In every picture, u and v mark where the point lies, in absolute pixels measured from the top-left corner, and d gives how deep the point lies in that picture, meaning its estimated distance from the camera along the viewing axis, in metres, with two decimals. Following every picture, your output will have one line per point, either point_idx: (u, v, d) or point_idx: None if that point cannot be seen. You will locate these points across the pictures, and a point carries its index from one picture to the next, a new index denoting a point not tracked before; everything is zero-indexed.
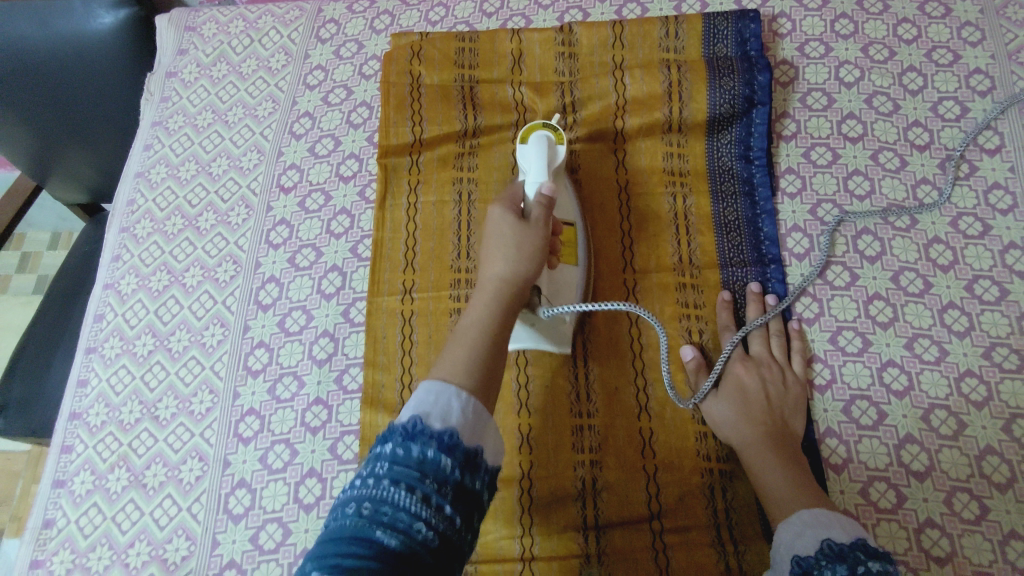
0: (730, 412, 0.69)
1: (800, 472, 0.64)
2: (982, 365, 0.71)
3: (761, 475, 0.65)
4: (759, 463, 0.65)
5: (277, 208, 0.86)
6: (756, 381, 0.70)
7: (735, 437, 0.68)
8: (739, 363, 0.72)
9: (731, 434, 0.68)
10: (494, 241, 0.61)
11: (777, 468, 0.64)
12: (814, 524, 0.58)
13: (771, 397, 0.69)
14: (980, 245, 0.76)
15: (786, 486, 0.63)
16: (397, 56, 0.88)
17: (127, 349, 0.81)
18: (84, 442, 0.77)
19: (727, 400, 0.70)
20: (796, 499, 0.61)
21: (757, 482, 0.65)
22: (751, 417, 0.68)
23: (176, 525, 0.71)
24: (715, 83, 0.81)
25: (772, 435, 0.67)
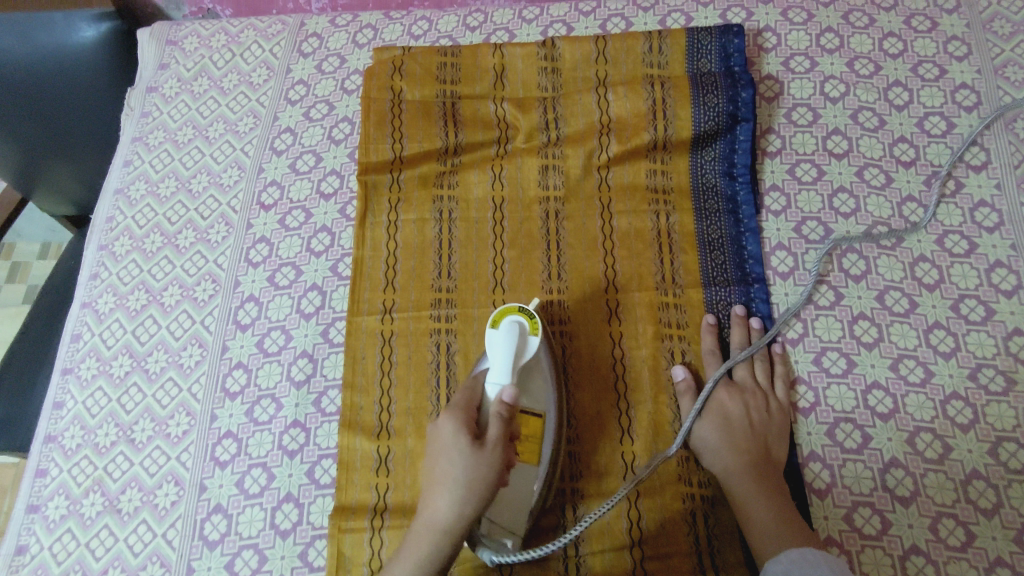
0: (713, 441, 0.68)
1: (785, 503, 0.63)
2: (968, 387, 0.70)
3: (745, 507, 0.64)
4: (744, 494, 0.64)
5: (257, 225, 0.85)
6: (740, 409, 0.69)
7: (719, 467, 0.67)
8: (723, 389, 0.71)
9: (715, 462, 0.67)
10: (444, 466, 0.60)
11: (762, 500, 0.63)
12: (800, 565, 0.57)
13: (756, 425, 0.68)
14: (966, 264, 0.75)
15: (771, 519, 0.62)
16: (379, 72, 0.87)
17: (104, 371, 0.80)
18: (59, 466, 0.76)
19: (710, 428, 0.69)
20: (781, 534, 0.61)
21: (741, 513, 0.64)
22: (735, 446, 0.67)
23: (151, 551, 0.70)
24: (699, 101, 0.80)
25: (756, 465, 0.66)
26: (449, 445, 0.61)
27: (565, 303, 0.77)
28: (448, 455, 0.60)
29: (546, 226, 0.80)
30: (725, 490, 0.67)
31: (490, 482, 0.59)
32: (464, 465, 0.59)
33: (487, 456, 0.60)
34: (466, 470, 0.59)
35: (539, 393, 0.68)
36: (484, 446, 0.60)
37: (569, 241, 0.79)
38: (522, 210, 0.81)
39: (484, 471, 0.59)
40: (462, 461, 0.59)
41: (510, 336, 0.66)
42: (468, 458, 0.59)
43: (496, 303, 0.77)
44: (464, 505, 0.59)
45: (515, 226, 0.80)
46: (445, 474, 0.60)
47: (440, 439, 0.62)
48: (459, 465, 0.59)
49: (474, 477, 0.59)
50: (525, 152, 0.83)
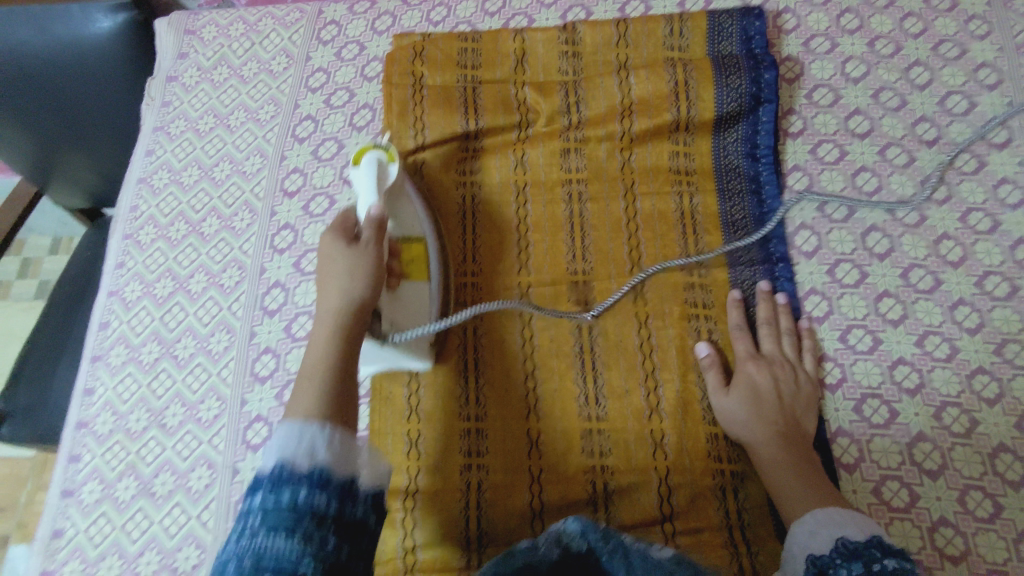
0: (743, 410, 0.68)
1: (814, 471, 0.64)
2: (994, 361, 0.70)
3: (773, 474, 0.65)
4: (774, 464, 0.65)
5: (281, 212, 0.86)
6: (768, 380, 0.70)
7: (748, 436, 0.67)
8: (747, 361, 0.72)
9: (743, 432, 0.68)
10: (328, 265, 0.63)
11: (791, 469, 0.64)
12: (830, 528, 0.58)
13: (784, 396, 0.69)
14: (990, 241, 0.75)
15: (800, 485, 0.63)
16: (400, 57, 0.87)
17: (133, 358, 0.81)
18: (92, 452, 0.76)
19: (739, 397, 0.69)
20: (810, 498, 0.62)
21: (770, 481, 0.65)
22: (763, 417, 0.68)
23: (186, 533, 0.71)
24: (722, 81, 0.80)
25: (785, 435, 0.67)
26: (330, 252, 0.64)
27: (591, 285, 0.77)
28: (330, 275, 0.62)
29: (570, 209, 0.81)
30: (754, 463, 0.68)
31: (369, 268, 0.63)
32: (346, 257, 0.63)
33: (364, 248, 0.64)
34: (347, 259, 0.63)
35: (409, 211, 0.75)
36: (362, 240, 0.64)
37: (593, 223, 0.80)
38: (545, 193, 0.82)
39: (366, 261, 0.63)
40: (341, 256, 0.63)
41: (371, 167, 0.72)
42: (346, 250, 0.63)
43: (521, 286, 0.78)
44: (354, 290, 0.61)
45: (538, 210, 0.81)
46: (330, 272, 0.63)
47: (321, 253, 0.64)
48: (342, 260, 0.63)
49: (354, 265, 0.62)
50: (547, 136, 0.83)
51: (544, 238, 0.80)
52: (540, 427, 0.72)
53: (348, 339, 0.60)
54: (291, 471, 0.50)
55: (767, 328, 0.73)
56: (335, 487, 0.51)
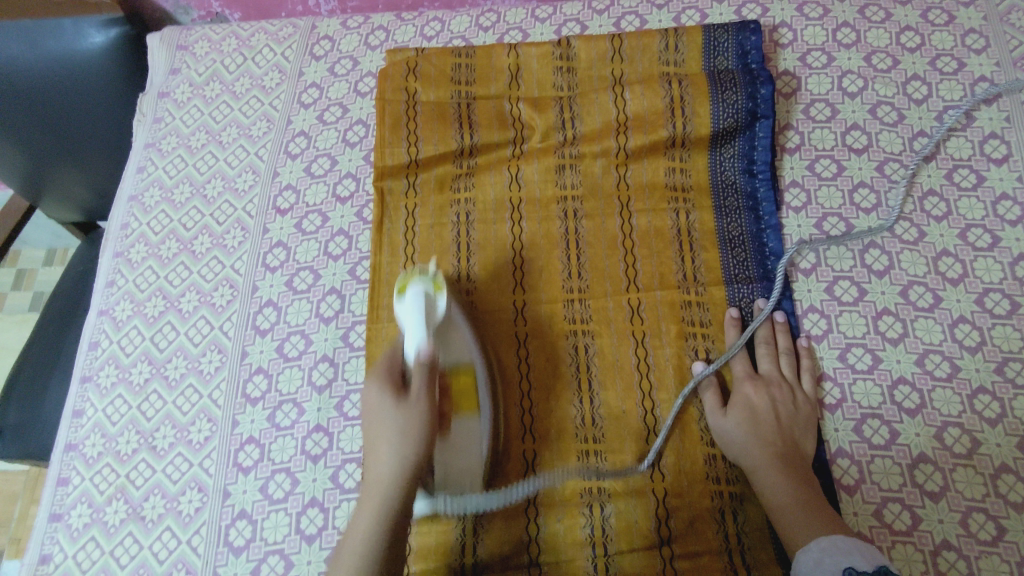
0: (741, 432, 0.67)
1: (814, 494, 0.63)
2: (995, 381, 0.69)
3: (773, 498, 0.64)
4: (774, 487, 0.64)
5: (274, 230, 0.85)
6: (766, 401, 0.69)
7: (748, 460, 0.66)
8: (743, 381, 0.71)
9: (742, 455, 0.67)
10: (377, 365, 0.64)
11: (792, 492, 0.63)
12: (832, 555, 0.57)
13: (783, 418, 0.68)
14: (990, 257, 0.75)
15: (801, 510, 0.62)
16: (393, 73, 0.87)
17: (123, 378, 0.79)
18: (80, 475, 0.75)
19: (737, 419, 0.68)
20: (811, 523, 0.60)
21: (770, 505, 0.64)
22: (762, 438, 0.67)
23: (176, 559, 0.70)
24: (718, 97, 0.79)
25: (786, 458, 0.66)
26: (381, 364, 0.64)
27: (587, 303, 0.76)
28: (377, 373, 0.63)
29: (565, 226, 0.80)
30: (753, 485, 0.66)
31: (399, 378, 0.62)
32: (387, 364, 0.63)
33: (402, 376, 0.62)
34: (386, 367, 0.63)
35: (453, 298, 0.72)
36: (406, 376, 0.63)
37: (589, 241, 0.79)
38: (540, 211, 0.81)
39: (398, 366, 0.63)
40: (386, 360, 0.64)
41: (417, 300, 0.66)
42: (387, 371, 0.63)
43: (516, 306, 0.77)
44: (383, 391, 0.60)
45: (533, 228, 0.80)
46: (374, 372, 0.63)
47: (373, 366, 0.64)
48: (383, 367, 0.63)
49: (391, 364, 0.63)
50: (542, 152, 0.82)
51: (540, 255, 0.79)
52: (536, 449, 0.71)
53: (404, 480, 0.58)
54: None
55: (764, 348, 0.73)
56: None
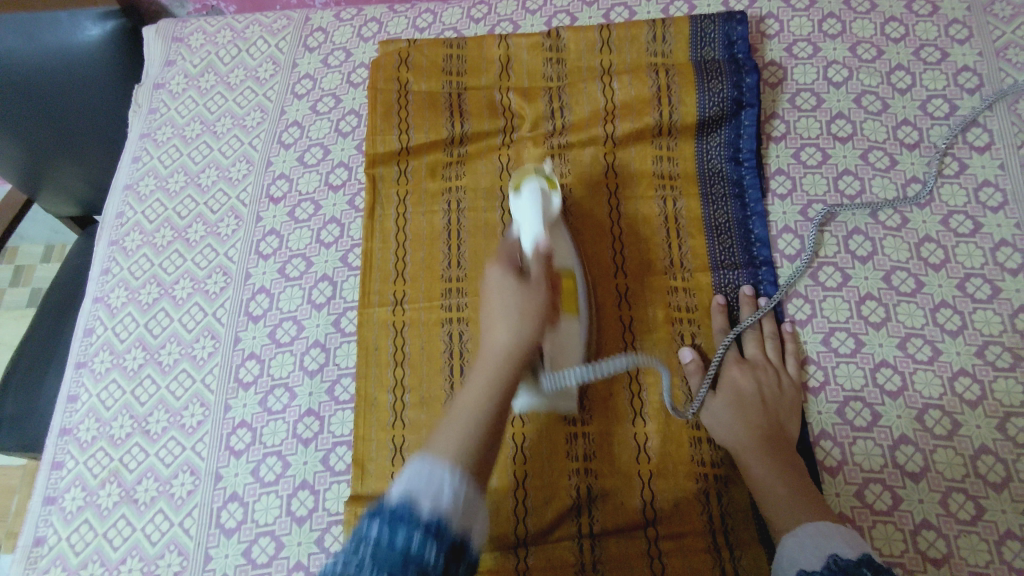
0: (729, 417, 0.69)
1: (800, 479, 0.64)
2: (976, 364, 0.70)
3: (758, 482, 0.64)
4: (759, 471, 0.65)
5: (267, 218, 0.86)
6: (750, 386, 0.70)
7: (736, 444, 0.67)
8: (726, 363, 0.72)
9: (729, 438, 0.68)
10: (496, 303, 0.58)
11: (777, 476, 0.64)
12: (810, 542, 0.57)
13: (768, 404, 0.69)
14: (972, 243, 0.76)
15: (786, 495, 0.62)
16: (385, 63, 0.88)
17: (118, 364, 0.80)
18: (74, 458, 0.76)
19: (724, 404, 0.69)
20: (795, 509, 0.61)
21: (757, 490, 0.64)
22: (750, 422, 0.68)
23: (168, 540, 0.71)
24: (704, 86, 0.81)
25: (772, 443, 0.66)
26: (500, 284, 0.59)
27: None
28: (500, 312, 0.58)
29: None
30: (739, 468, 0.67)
31: (540, 311, 0.58)
32: (516, 298, 0.58)
33: (534, 288, 0.60)
34: (517, 297, 0.58)
35: (564, 248, 0.72)
36: (531, 277, 0.61)
37: (578, 228, 0.80)
38: None
39: (537, 299, 0.59)
40: (512, 291, 0.58)
41: (535, 197, 0.70)
42: (518, 286, 0.59)
43: None
44: (523, 330, 0.56)
45: None
46: (498, 312, 0.58)
47: (489, 286, 0.60)
48: (512, 297, 0.58)
49: (525, 304, 0.58)
50: (531, 141, 0.83)
51: None
52: (525, 433, 0.71)
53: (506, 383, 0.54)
54: (410, 514, 0.44)
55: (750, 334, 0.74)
56: (449, 543, 0.44)
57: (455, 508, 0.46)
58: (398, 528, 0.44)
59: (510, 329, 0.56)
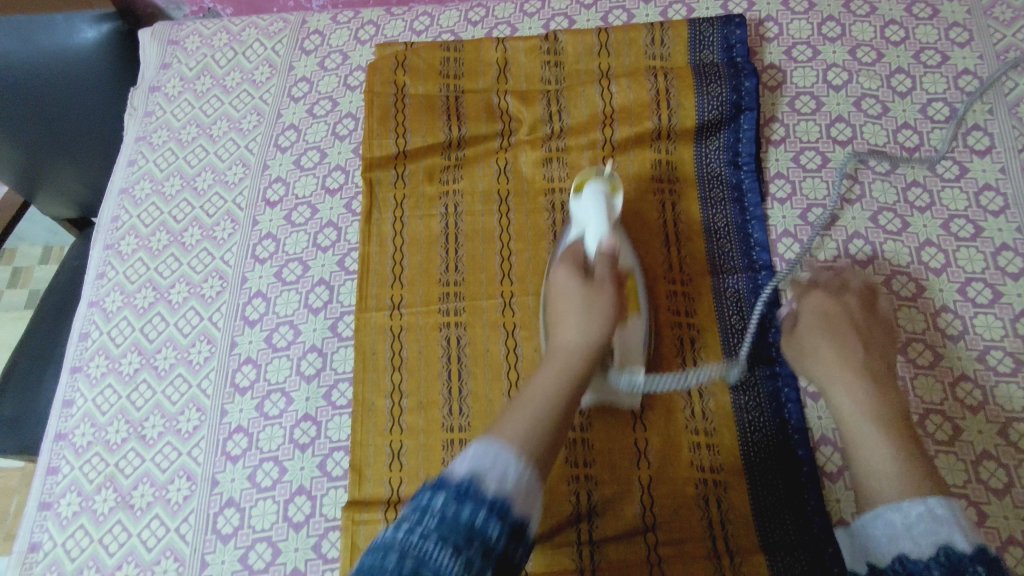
0: (844, 376, 0.62)
1: (917, 450, 0.55)
2: (977, 369, 0.70)
3: (870, 449, 0.56)
4: (872, 438, 0.57)
5: (263, 222, 0.85)
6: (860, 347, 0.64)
7: (852, 406, 0.60)
8: (825, 321, 0.67)
9: (843, 401, 0.61)
10: (566, 305, 0.63)
11: (892, 443, 0.56)
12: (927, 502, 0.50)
13: (882, 368, 0.63)
14: (972, 247, 0.75)
15: (890, 450, 0.55)
16: (382, 66, 0.87)
17: (113, 369, 0.80)
18: (70, 464, 0.76)
19: (834, 364, 0.63)
20: (912, 477, 0.53)
21: (863, 458, 0.57)
22: (847, 357, 0.63)
23: (164, 546, 0.70)
24: (702, 90, 0.80)
25: (886, 405, 0.59)
26: (566, 286, 0.64)
27: None
28: (571, 310, 0.63)
29: (552, 218, 0.80)
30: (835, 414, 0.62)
31: (608, 306, 0.62)
32: (581, 293, 0.63)
33: (601, 289, 0.64)
34: (583, 295, 0.63)
35: (636, 332, 0.69)
36: (596, 278, 0.64)
37: None
38: (528, 202, 0.81)
39: (605, 299, 0.63)
40: (580, 296, 0.63)
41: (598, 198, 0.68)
42: (584, 287, 0.64)
43: (504, 296, 0.77)
44: (592, 324, 0.61)
45: (521, 219, 0.81)
46: (566, 312, 0.63)
47: (557, 288, 0.65)
48: (579, 296, 0.63)
49: (593, 303, 0.62)
50: (529, 144, 0.83)
51: (527, 247, 0.79)
52: None
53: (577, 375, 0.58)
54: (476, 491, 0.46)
55: (845, 299, 0.68)
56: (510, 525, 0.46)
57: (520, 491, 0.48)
58: (464, 502, 0.46)
59: (580, 320, 0.62)
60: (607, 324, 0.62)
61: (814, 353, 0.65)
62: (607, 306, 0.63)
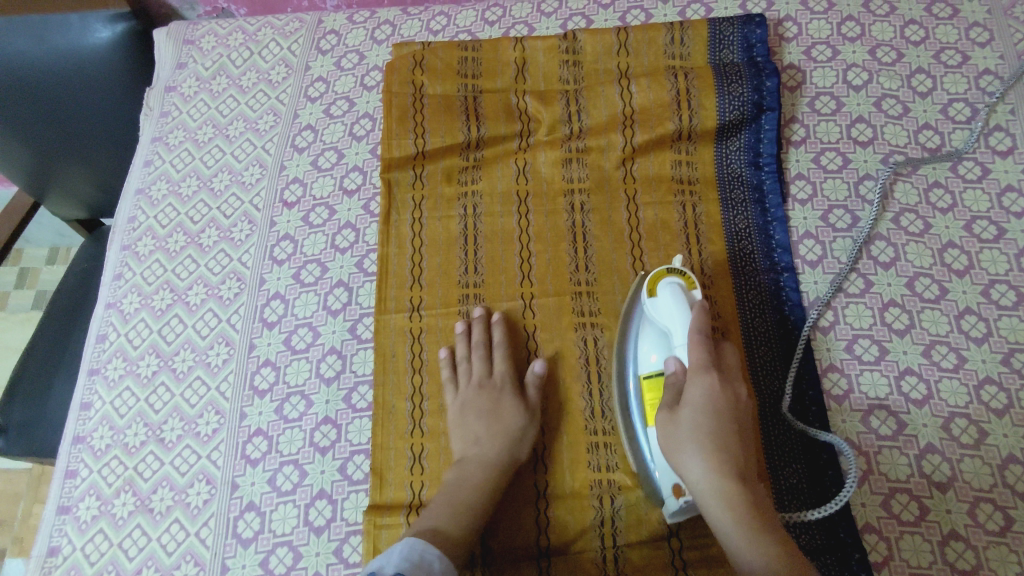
0: (719, 511, 0.55)
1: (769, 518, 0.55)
2: (1002, 372, 0.69)
3: (741, 549, 0.54)
4: (698, 476, 0.57)
5: (281, 223, 0.85)
6: (735, 453, 0.57)
7: (696, 476, 0.57)
8: (715, 421, 0.58)
9: (692, 470, 0.57)
10: (455, 424, 0.71)
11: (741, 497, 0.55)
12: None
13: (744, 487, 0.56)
14: (996, 249, 0.75)
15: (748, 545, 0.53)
16: (399, 66, 0.87)
17: (131, 371, 0.80)
18: (89, 467, 0.75)
19: (689, 445, 0.58)
20: (776, 548, 0.53)
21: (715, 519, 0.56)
22: (717, 415, 0.58)
23: (184, 550, 0.70)
24: (724, 90, 0.80)
25: (747, 487, 0.56)
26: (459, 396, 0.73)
27: (594, 296, 0.76)
28: (462, 429, 0.71)
29: (571, 219, 0.80)
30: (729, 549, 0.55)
31: (503, 428, 0.70)
32: (474, 402, 0.72)
33: (488, 391, 0.72)
34: (471, 414, 0.71)
35: None
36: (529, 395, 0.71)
37: (596, 234, 0.79)
38: (547, 203, 0.81)
39: (487, 405, 0.71)
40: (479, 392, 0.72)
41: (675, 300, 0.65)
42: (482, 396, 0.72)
43: (524, 298, 0.77)
44: (470, 443, 0.69)
45: (540, 220, 0.80)
46: (456, 429, 0.71)
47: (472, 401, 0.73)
48: (464, 405, 0.72)
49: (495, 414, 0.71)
50: (548, 145, 0.83)
51: (546, 248, 0.79)
52: (545, 441, 0.71)
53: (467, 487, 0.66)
54: None
55: (731, 394, 0.60)
56: None
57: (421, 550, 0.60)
58: None
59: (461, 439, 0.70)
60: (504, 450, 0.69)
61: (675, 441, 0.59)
62: (512, 416, 0.70)
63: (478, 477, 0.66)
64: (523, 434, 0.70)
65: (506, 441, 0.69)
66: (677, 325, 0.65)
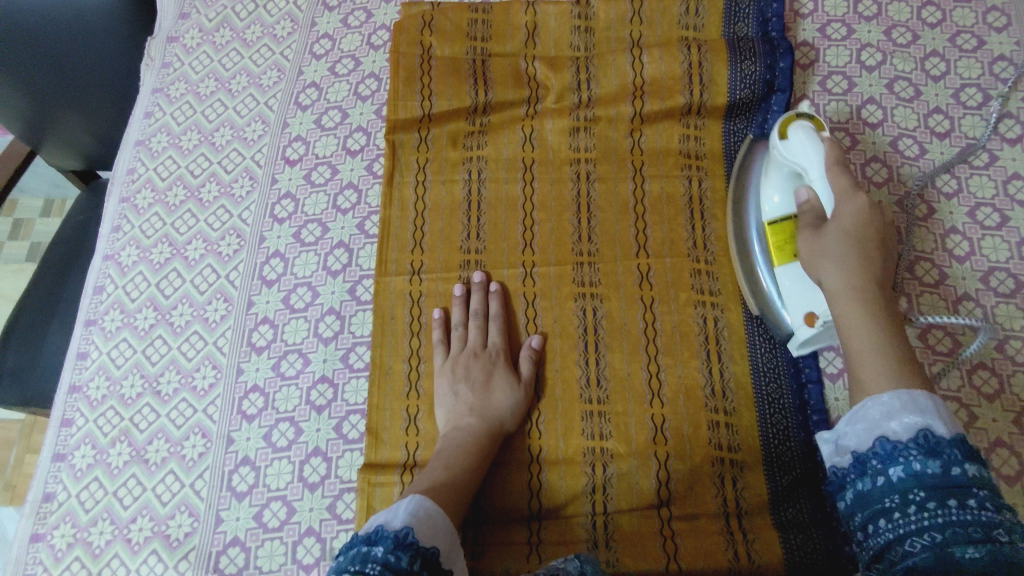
0: (858, 324, 0.56)
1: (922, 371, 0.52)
2: (995, 357, 0.70)
3: (845, 311, 0.57)
4: (833, 275, 0.59)
5: (282, 181, 0.84)
6: (881, 271, 0.59)
7: (837, 282, 0.59)
8: (862, 243, 0.59)
9: (830, 276, 0.59)
10: (437, 398, 0.71)
11: (881, 315, 0.56)
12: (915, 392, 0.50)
13: (876, 251, 0.59)
14: (997, 236, 0.75)
15: (873, 338, 0.54)
16: (408, 26, 0.85)
17: (128, 323, 0.79)
18: (84, 416, 0.76)
19: (832, 253, 0.60)
20: (898, 363, 0.52)
21: (857, 360, 0.54)
22: (869, 262, 0.59)
23: (179, 501, 0.71)
24: (736, 65, 0.79)
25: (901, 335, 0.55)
26: (444, 371, 0.72)
27: (596, 267, 0.76)
28: (447, 403, 0.70)
29: (577, 188, 0.79)
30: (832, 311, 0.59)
31: (485, 404, 0.69)
32: (460, 378, 0.71)
33: (474, 364, 0.72)
34: (456, 388, 0.71)
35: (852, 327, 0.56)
36: (520, 370, 0.72)
37: (600, 205, 0.78)
38: (552, 171, 0.80)
39: (473, 385, 0.70)
40: (465, 366, 0.72)
41: (807, 133, 0.67)
42: (468, 372, 0.72)
43: (525, 265, 0.76)
44: (454, 418, 0.69)
45: (545, 188, 0.80)
46: (440, 403, 0.71)
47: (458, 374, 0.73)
48: (447, 381, 0.71)
49: (481, 385, 0.70)
50: (556, 112, 0.82)
51: (550, 217, 0.78)
52: (541, 408, 0.71)
53: (447, 457, 0.65)
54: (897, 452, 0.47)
55: (877, 213, 0.62)
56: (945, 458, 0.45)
57: (419, 520, 0.56)
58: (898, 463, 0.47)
59: (446, 414, 0.70)
60: (486, 423, 0.68)
61: (821, 250, 0.61)
62: (495, 390, 0.70)
63: (473, 440, 0.67)
64: (512, 410, 0.70)
65: (481, 413, 0.68)
66: (811, 159, 0.66)
